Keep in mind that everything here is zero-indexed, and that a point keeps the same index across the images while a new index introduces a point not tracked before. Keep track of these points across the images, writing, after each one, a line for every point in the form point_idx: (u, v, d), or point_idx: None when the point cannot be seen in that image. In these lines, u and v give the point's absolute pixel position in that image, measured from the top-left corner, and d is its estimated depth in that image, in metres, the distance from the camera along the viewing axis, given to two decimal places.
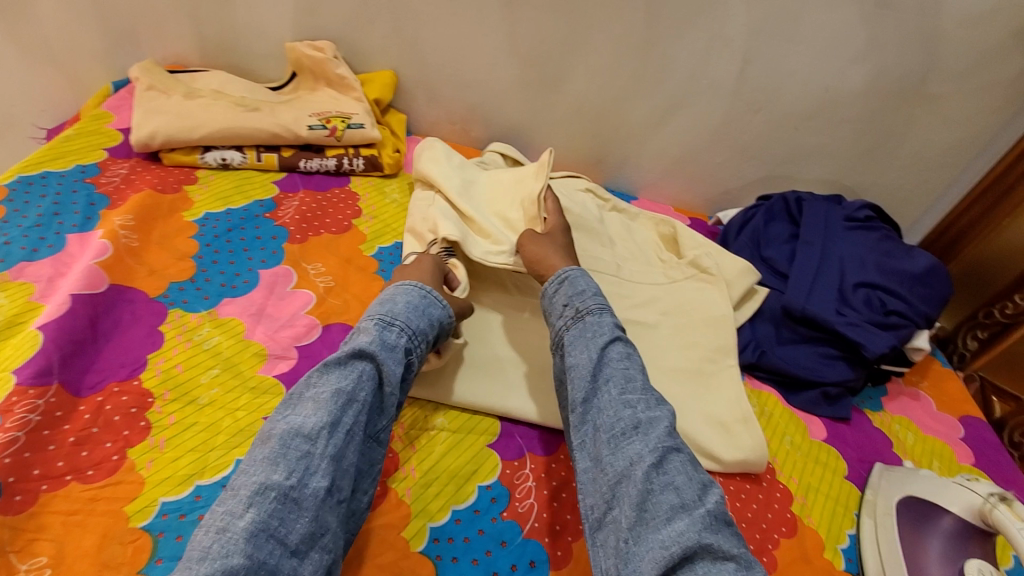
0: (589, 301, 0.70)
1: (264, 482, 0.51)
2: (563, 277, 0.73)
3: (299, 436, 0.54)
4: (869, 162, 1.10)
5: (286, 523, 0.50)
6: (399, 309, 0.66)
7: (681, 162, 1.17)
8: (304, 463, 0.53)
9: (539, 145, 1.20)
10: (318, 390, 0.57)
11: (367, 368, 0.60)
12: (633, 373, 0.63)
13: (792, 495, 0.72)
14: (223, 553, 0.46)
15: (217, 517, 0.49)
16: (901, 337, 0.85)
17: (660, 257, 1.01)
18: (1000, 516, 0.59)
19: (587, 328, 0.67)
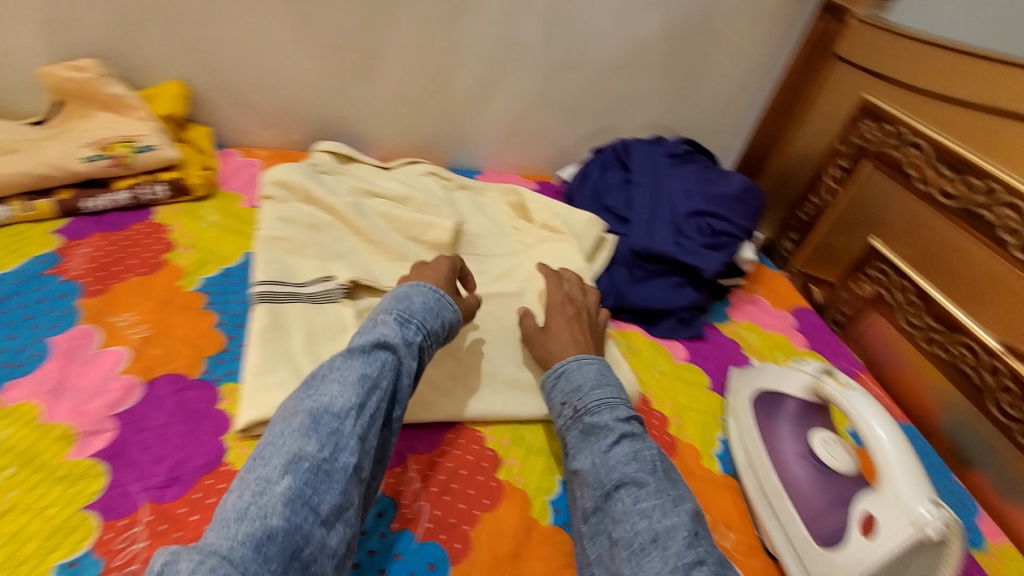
0: (588, 398, 0.64)
1: (297, 452, 0.50)
2: (558, 372, 0.68)
3: (329, 414, 0.53)
4: (678, 101, 1.19)
5: (319, 492, 0.49)
6: (417, 309, 0.66)
7: (515, 128, 1.18)
8: (334, 439, 0.52)
9: (368, 136, 1.14)
10: (343, 373, 0.56)
11: (389, 358, 0.59)
12: (643, 475, 0.57)
13: (667, 419, 0.77)
14: (257, 517, 0.46)
15: (253, 481, 0.48)
16: (729, 254, 0.94)
17: (513, 226, 1.02)
18: (829, 388, 0.66)
19: (590, 429, 0.61)
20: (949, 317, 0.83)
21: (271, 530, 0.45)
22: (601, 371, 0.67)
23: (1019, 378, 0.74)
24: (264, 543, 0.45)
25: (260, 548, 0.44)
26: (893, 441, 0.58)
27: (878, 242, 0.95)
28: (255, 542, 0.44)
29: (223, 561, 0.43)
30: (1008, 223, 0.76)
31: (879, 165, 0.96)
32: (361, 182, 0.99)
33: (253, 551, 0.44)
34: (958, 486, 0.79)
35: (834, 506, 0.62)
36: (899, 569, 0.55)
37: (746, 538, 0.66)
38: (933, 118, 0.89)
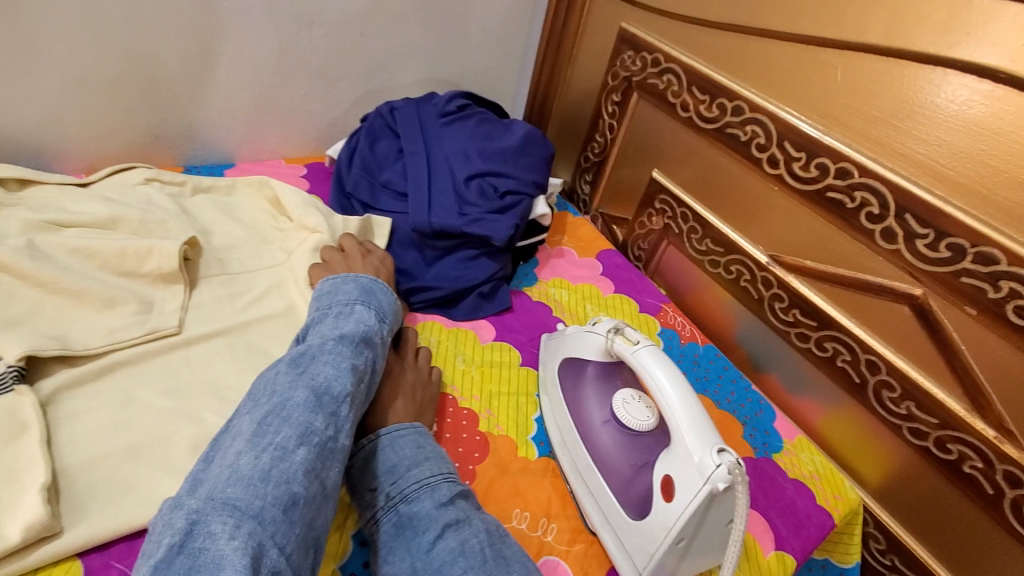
0: (403, 482, 0.52)
1: (308, 426, 0.48)
2: (367, 449, 0.54)
3: (328, 397, 0.51)
4: (448, 50, 1.06)
5: (328, 468, 0.48)
6: (385, 307, 0.66)
7: (263, 107, 0.97)
8: (337, 420, 0.51)
9: (54, 145, 0.85)
10: (336, 358, 0.55)
11: (372, 353, 0.59)
12: (472, 574, 0.46)
13: (477, 414, 0.70)
14: (281, 482, 0.44)
15: (269, 444, 0.46)
16: (520, 214, 0.87)
17: (277, 229, 0.85)
18: (619, 347, 0.63)
19: (407, 523, 0.50)
20: (725, 238, 0.86)
21: (294, 496, 0.44)
22: (418, 444, 0.55)
23: (786, 287, 0.79)
24: (289, 509, 0.44)
25: (287, 511, 0.43)
26: (682, 395, 0.56)
27: (660, 174, 0.94)
28: (279, 509, 0.43)
29: (257, 524, 0.41)
30: (757, 139, 0.77)
31: (645, 95, 0.94)
32: (36, 212, 0.73)
33: (279, 518, 0.43)
34: (754, 390, 0.84)
35: (639, 470, 0.60)
36: (700, 524, 0.54)
37: (568, 523, 0.62)
38: (680, 41, 0.87)
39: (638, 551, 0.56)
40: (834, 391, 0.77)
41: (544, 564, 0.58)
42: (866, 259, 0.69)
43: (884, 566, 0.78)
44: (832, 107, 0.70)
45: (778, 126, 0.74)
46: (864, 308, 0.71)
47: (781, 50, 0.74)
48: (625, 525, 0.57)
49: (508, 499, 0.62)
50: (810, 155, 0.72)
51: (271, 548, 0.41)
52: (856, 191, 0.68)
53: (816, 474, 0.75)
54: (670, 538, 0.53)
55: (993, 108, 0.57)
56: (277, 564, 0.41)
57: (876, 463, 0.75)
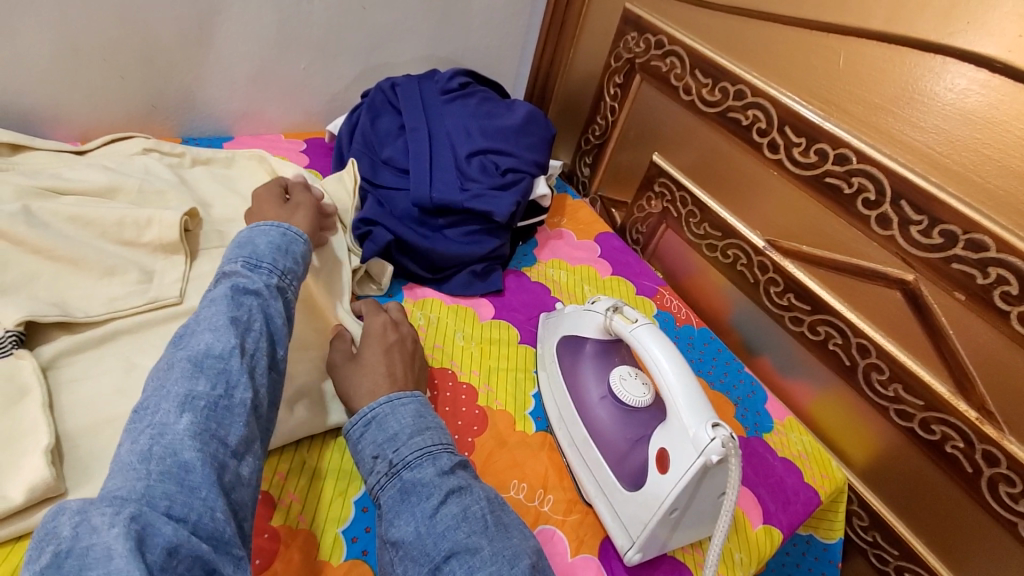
0: (405, 450, 0.52)
1: (188, 393, 0.42)
2: (368, 417, 0.55)
3: (209, 357, 0.45)
4: (449, 26, 1.05)
5: (224, 425, 0.42)
6: (263, 250, 0.57)
7: (262, 80, 0.96)
8: (225, 376, 0.45)
9: (49, 112, 0.84)
10: (210, 319, 0.48)
11: (257, 302, 0.52)
12: (475, 538, 0.47)
13: (476, 389, 0.71)
14: (165, 456, 0.39)
15: (146, 427, 0.40)
16: (522, 191, 0.87)
17: None
18: (618, 325, 0.64)
19: (409, 489, 0.50)
20: (723, 223, 0.86)
21: (186, 464, 0.39)
22: (419, 413, 0.55)
23: (782, 271, 0.80)
24: (183, 478, 0.38)
25: (182, 481, 0.38)
26: (679, 370, 0.57)
27: (660, 157, 0.95)
28: (169, 483, 0.38)
29: (144, 504, 0.36)
30: (758, 124, 0.78)
31: (647, 78, 0.94)
32: (33, 178, 0.72)
33: (172, 491, 0.37)
34: (746, 372, 0.85)
35: (636, 443, 0.61)
36: (695, 493, 0.55)
37: (564, 495, 0.63)
38: (684, 23, 0.87)
39: (634, 520, 0.57)
40: (824, 374, 0.79)
41: (541, 532, 0.60)
42: (860, 245, 0.71)
43: (866, 542, 0.81)
44: (833, 93, 0.70)
45: (779, 111, 0.75)
46: (857, 293, 0.73)
47: (785, 35, 0.74)
48: (621, 496, 0.59)
49: (506, 471, 0.64)
50: (809, 141, 0.73)
51: (164, 522, 0.36)
52: (854, 176, 0.69)
53: (804, 453, 0.77)
54: (666, 507, 0.55)
55: (990, 98, 0.58)
56: (176, 534, 0.35)
57: (862, 443, 0.77)
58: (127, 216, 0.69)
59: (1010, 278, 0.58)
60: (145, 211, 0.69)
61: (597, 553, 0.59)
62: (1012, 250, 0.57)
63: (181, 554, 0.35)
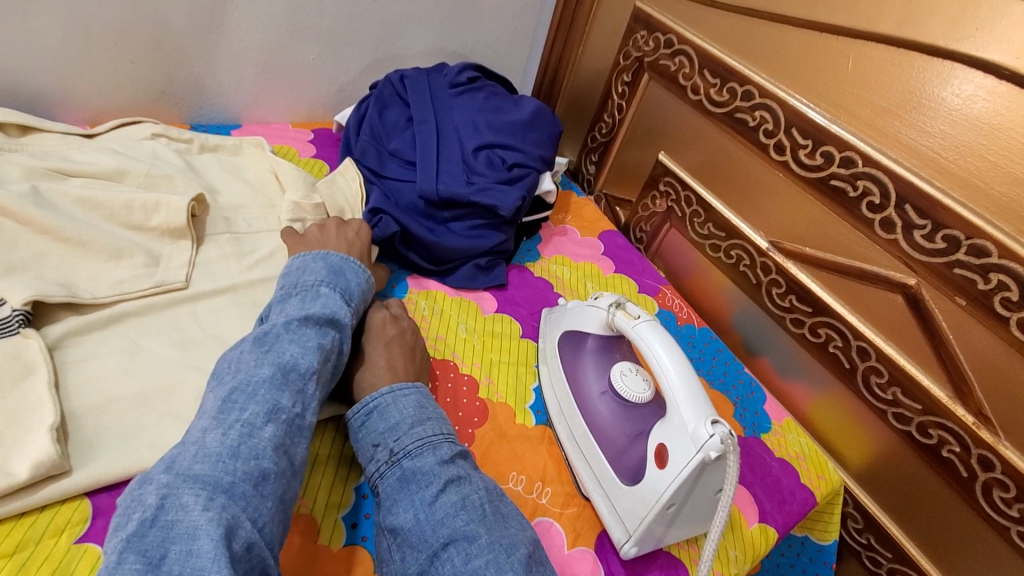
0: (406, 439, 0.53)
1: (275, 403, 0.47)
2: (370, 406, 0.55)
3: (294, 375, 0.50)
4: (459, 20, 1.05)
5: (297, 443, 0.47)
6: (353, 287, 0.62)
7: (270, 69, 0.96)
8: (304, 395, 0.49)
9: (58, 94, 0.84)
10: (303, 338, 0.53)
11: (339, 334, 0.57)
12: (473, 527, 0.48)
13: (478, 381, 0.72)
14: (250, 459, 0.43)
15: (235, 421, 0.44)
16: (527, 186, 0.88)
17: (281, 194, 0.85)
18: (619, 321, 0.65)
19: (409, 478, 0.51)
20: (727, 223, 0.87)
21: (264, 472, 0.43)
22: (421, 403, 0.56)
23: (784, 273, 0.80)
24: (259, 485, 0.43)
25: (258, 487, 0.42)
26: (680, 367, 0.58)
27: (666, 157, 0.95)
28: (249, 487, 0.42)
29: (227, 499, 0.40)
30: (765, 125, 0.78)
31: (656, 76, 0.94)
32: (42, 160, 0.72)
33: (248, 495, 0.42)
34: (746, 373, 0.86)
35: (635, 439, 0.62)
36: (692, 489, 0.56)
37: (563, 488, 0.64)
38: (694, 23, 0.87)
39: (630, 514, 0.57)
40: (824, 376, 0.80)
41: (539, 524, 0.60)
42: (864, 247, 0.71)
43: (859, 544, 0.81)
44: (841, 96, 0.71)
45: (786, 112, 0.75)
46: (860, 296, 0.73)
47: (795, 37, 0.74)
48: (617, 490, 0.59)
49: (505, 463, 0.64)
50: (815, 143, 0.73)
51: (243, 522, 0.40)
52: (859, 179, 0.69)
53: (802, 455, 0.78)
54: (662, 502, 0.55)
55: (996, 104, 0.58)
56: (251, 537, 0.40)
57: (859, 446, 0.78)
58: (135, 200, 0.69)
59: (1011, 284, 0.59)
60: (153, 195, 0.70)
61: (593, 546, 0.60)
62: (1013, 256, 0.58)
63: (252, 552, 0.40)
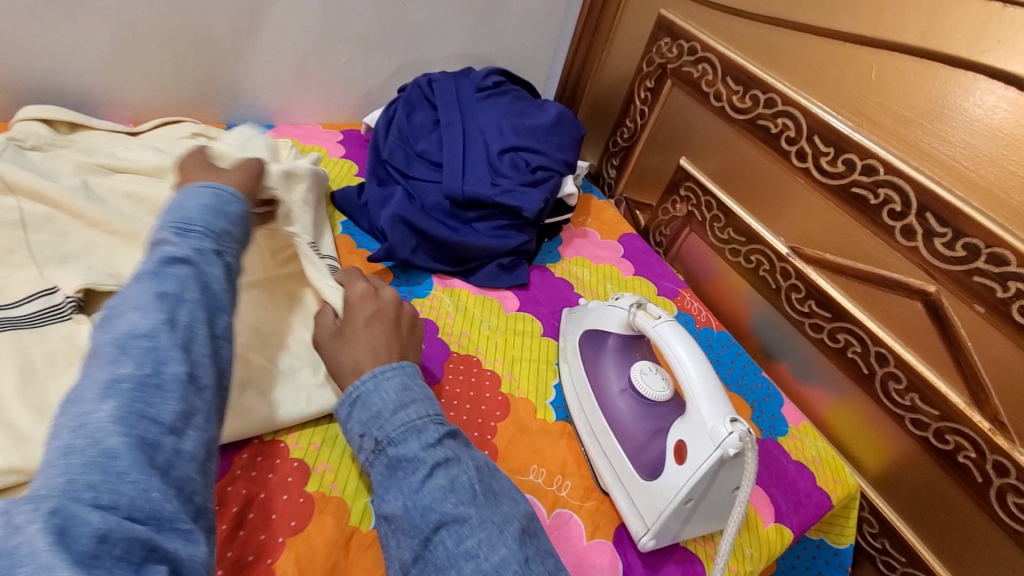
0: (388, 426, 0.51)
1: (112, 376, 0.39)
2: (353, 395, 0.54)
3: (136, 335, 0.41)
4: (486, 25, 1.08)
5: (155, 404, 0.39)
6: (199, 213, 0.51)
7: (303, 71, 1.00)
8: (152, 353, 0.41)
9: (105, 93, 0.88)
10: (134, 297, 0.43)
11: (189, 271, 0.46)
12: (464, 509, 0.47)
13: (500, 376, 0.74)
14: (88, 447, 0.35)
15: (69, 417, 0.37)
16: (550, 189, 0.90)
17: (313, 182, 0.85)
18: (640, 321, 0.66)
19: (395, 465, 0.49)
20: (748, 228, 0.88)
21: (113, 450, 0.35)
22: (405, 385, 0.54)
23: (804, 278, 0.81)
24: (109, 465, 0.35)
25: (107, 470, 0.34)
26: (700, 365, 0.59)
27: (687, 162, 0.97)
28: (94, 472, 0.34)
29: (65, 500, 0.32)
30: (787, 132, 0.79)
31: (679, 83, 0.96)
32: (91, 156, 0.76)
33: (97, 480, 0.34)
34: (763, 377, 0.87)
35: (654, 435, 0.63)
36: (711, 485, 0.57)
37: (582, 482, 0.66)
38: (718, 30, 0.89)
39: (649, 508, 0.59)
40: (840, 381, 0.81)
41: (558, 516, 0.62)
42: (884, 254, 0.72)
43: (874, 548, 0.81)
44: (864, 104, 0.72)
45: (809, 120, 0.76)
46: (878, 302, 0.74)
47: (819, 46, 0.76)
48: (636, 485, 0.61)
49: (526, 456, 0.66)
50: (838, 151, 0.74)
51: (89, 512, 0.33)
52: (881, 187, 0.70)
53: (818, 458, 0.79)
54: (680, 497, 0.57)
55: (1018, 115, 0.59)
56: (104, 523, 0.32)
57: (876, 451, 0.78)
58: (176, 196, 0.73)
59: None
60: None
61: (612, 539, 0.62)
62: None
63: (114, 539, 0.32)
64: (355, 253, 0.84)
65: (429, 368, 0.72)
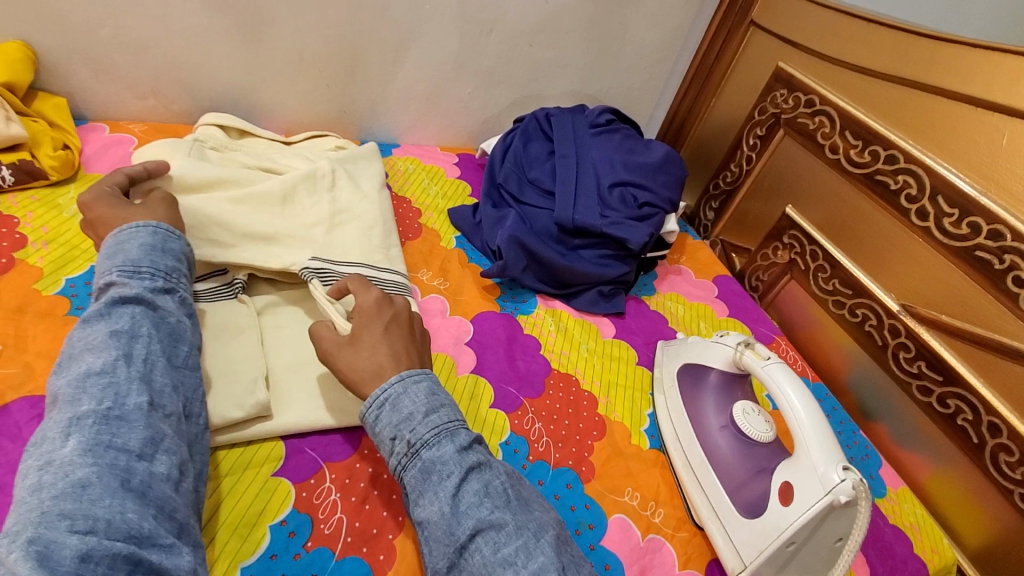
0: (422, 428, 0.51)
1: (75, 414, 0.44)
2: (381, 398, 0.53)
3: (93, 373, 0.47)
4: (601, 67, 1.15)
5: (120, 434, 0.44)
6: (141, 255, 0.57)
7: (433, 98, 1.09)
8: (113, 389, 0.47)
9: (267, 107, 1.01)
10: (87, 341, 0.50)
11: (137, 308, 0.53)
12: (499, 514, 0.49)
13: (596, 399, 0.76)
14: (59, 478, 0.40)
15: (36, 456, 0.42)
16: (655, 225, 0.93)
17: (324, 185, 0.82)
18: (748, 360, 0.67)
19: (427, 469, 0.50)
20: (855, 281, 0.87)
21: (83, 480, 0.41)
22: (432, 390, 0.54)
23: (915, 337, 0.79)
24: (82, 493, 0.40)
25: (80, 498, 0.40)
26: (807, 410, 0.60)
27: (793, 210, 0.98)
28: (67, 501, 0.39)
29: (41, 527, 0.37)
30: (908, 190, 0.79)
31: (792, 133, 0.98)
32: (257, 159, 0.87)
33: (71, 508, 0.39)
34: (860, 435, 0.85)
35: (757, 474, 0.64)
36: (814, 532, 0.57)
37: (675, 512, 0.67)
38: (838, 85, 0.91)
39: (748, 546, 0.59)
40: (944, 450, 0.77)
41: (651, 540, 0.63)
42: (1004, 320, 0.70)
43: None
44: (993, 168, 0.71)
45: (933, 179, 0.76)
46: (996, 370, 0.71)
47: (946, 108, 0.76)
48: (735, 522, 0.61)
49: (622, 478, 0.68)
50: (962, 213, 0.73)
51: (68, 536, 0.37)
52: (1006, 253, 0.69)
53: (916, 525, 0.75)
54: (782, 539, 0.57)
55: None
56: (84, 543, 0.37)
57: (981, 527, 0.74)
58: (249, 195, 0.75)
59: None
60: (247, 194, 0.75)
61: (703, 571, 0.62)
62: None
63: (94, 556, 0.37)
64: (466, 266, 0.91)
65: (531, 381, 0.76)
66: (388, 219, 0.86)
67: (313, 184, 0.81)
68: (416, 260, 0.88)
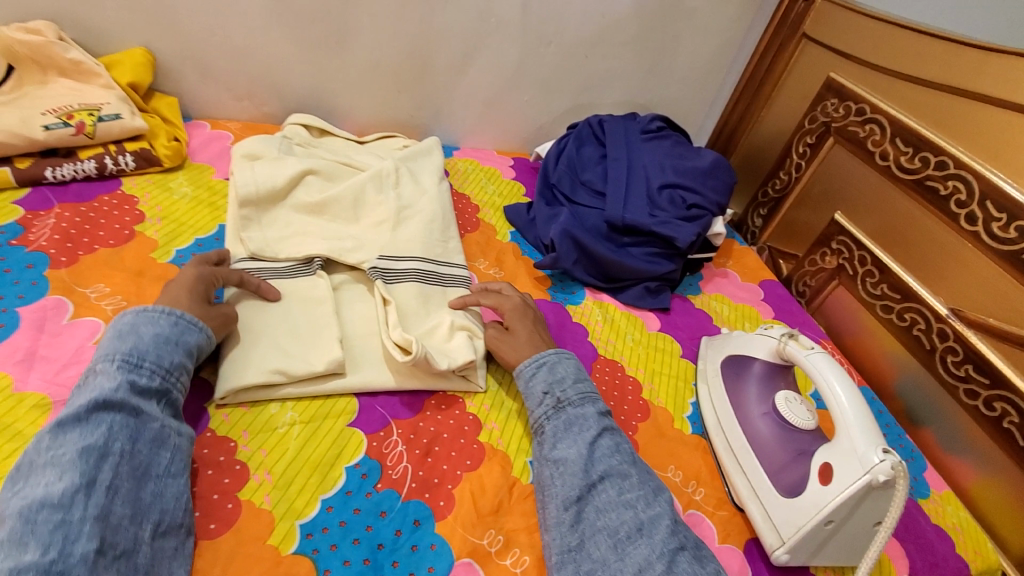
0: (571, 391, 0.65)
1: (14, 563, 0.40)
2: (540, 361, 0.67)
3: (47, 504, 0.43)
4: (654, 77, 1.20)
5: None
6: (140, 348, 0.55)
7: (493, 104, 1.17)
8: (63, 530, 0.43)
9: (344, 109, 1.11)
10: (55, 455, 0.46)
11: (119, 416, 0.50)
12: (626, 467, 0.59)
13: (641, 384, 0.80)
14: None
15: None
16: (703, 226, 0.97)
17: (392, 185, 0.89)
18: (792, 349, 0.70)
19: (571, 420, 0.62)
20: (904, 285, 0.88)
21: None
22: (578, 368, 0.68)
23: (963, 340, 0.79)
24: None
25: None
26: (851, 396, 0.62)
27: (842, 217, 0.99)
28: None
29: None
30: (957, 195, 0.80)
31: (842, 141, 1.00)
32: (336, 155, 0.97)
33: None
34: (906, 439, 0.84)
35: (798, 456, 0.66)
36: (854, 512, 0.59)
37: (715, 491, 0.70)
38: (889, 94, 0.93)
39: (786, 523, 0.62)
40: (993, 456, 0.77)
41: (691, 515, 0.66)
42: None
43: None
44: None
45: (984, 185, 0.77)
46: None
47: (995, 116, 0.78)
48: (775, 500, 0.64)
49: (665, 456, 0.71)
50: (1011, 217, 0.74)
51: None
52: None
53: (960, 527, 0.74)
54: (821, 515, 0.59)
55: None
56: None
57: None
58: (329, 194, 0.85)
59: None
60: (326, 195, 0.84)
61: (742, 547, 0.65)
62: None
63: None
64: (520, 258, 0.97)
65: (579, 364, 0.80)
66: (447, 211, 0.91)
67: (380, 181, 0.89)
68: (474, 250, 0.95)
